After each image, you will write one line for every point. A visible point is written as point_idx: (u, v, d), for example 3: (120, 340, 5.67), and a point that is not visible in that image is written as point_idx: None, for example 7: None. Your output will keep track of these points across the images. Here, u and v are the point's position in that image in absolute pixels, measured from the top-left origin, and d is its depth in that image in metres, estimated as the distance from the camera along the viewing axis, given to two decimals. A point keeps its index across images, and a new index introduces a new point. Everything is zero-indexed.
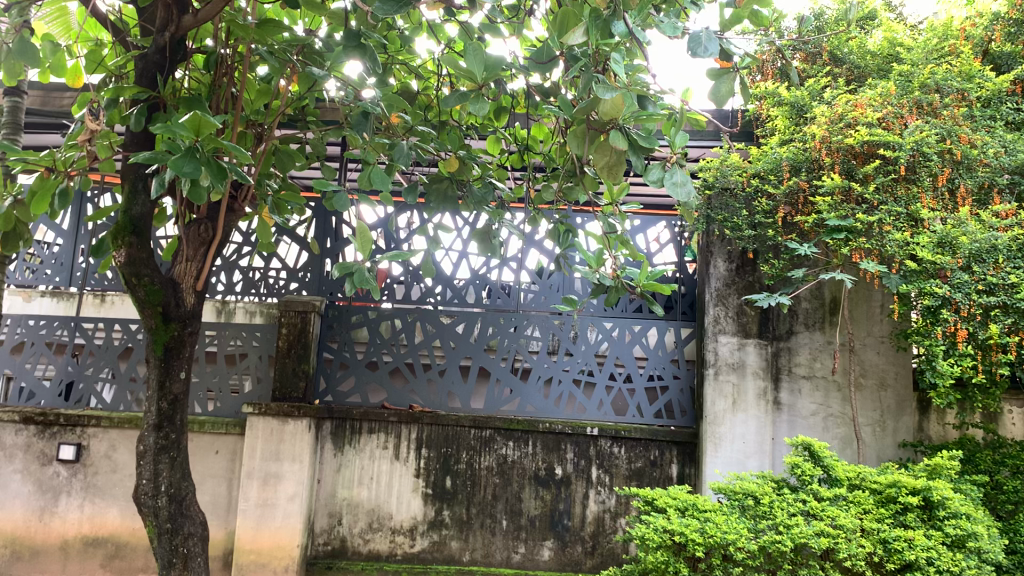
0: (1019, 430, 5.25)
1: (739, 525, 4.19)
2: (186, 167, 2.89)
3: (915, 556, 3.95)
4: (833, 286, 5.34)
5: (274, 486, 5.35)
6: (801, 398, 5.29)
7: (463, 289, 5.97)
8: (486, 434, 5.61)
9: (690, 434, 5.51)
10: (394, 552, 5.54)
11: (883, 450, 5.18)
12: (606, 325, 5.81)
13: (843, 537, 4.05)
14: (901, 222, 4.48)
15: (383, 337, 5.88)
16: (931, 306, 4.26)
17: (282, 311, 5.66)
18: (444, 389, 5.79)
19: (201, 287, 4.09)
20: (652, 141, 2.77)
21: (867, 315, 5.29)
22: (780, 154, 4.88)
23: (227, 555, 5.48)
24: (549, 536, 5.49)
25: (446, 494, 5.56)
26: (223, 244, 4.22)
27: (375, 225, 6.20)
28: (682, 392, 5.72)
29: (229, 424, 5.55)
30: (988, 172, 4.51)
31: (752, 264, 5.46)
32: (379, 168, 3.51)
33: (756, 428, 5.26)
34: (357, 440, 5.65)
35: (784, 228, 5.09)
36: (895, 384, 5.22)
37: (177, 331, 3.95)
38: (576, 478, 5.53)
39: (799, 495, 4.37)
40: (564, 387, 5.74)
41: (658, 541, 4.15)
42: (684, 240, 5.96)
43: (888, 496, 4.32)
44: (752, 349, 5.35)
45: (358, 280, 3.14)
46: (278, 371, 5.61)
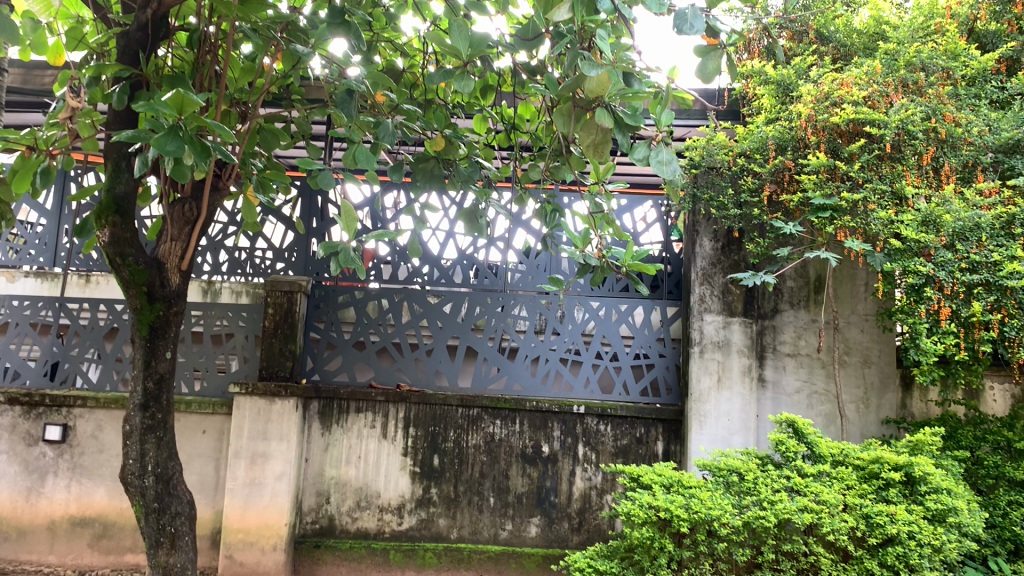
0: (1000, 407, 5.32)
1: (724, 501, 4.24)
2: (169, 146, 2.89)
3: (896, 530, 4.02)
4: (818, 265, 5.36)
5: (262, 465, 5.36)
6: (785, 374, 5.33)
7: (450, 269, 5.97)
8: (473, 412, 5.63)
9: (675, 411, 5.55)
10: (382, 530, 5.57)
11: (867, 427, 5.24)
12: (593, 304, 5.80)
13: (827, 512, 4.10)
14: (886, 200, 4.50)
15: (370, 316, 5.87)
16: (915, 284, 4.31)
17: (268, 291, 5.63)
18: (431, 367, 5.80)
19: (186, 266, 4.07)
20: (638, 118, 2.78)
21: (851, 294, 5.34)
22: (766, 133, 4.88)
23: (215, 534, 5.50)
24: (536, 513, 5.53)
25: (433, 473, 5.59)
26: (207, 223, 4.19)
27: (362, 205, 6.17)
28: (668, 369, 5.75)
29: (216, 404, 5.54)
30: (972, 151, 4.52)
31: (738, 244, 5.45)
32: (364, 147, 3.52)
33: (741, 405, 5.27)
34: (344, 419, 5.65)
35: (770, 207, 5.12)
36: (878, 361, 5.27)
37: (163, 310, 3.94)
38: (563, 456, 5.57)
39: (783, 471, 4.43)
40: (551, 365, 5.75)
41: (644, 517, 4.23)
42: (671, 220, 5.96)
43: (871, 471, 4.37)
44: (737, 328, 5.34)
45: (343, 260, 3.31)
46: (265, 350, 5.60)
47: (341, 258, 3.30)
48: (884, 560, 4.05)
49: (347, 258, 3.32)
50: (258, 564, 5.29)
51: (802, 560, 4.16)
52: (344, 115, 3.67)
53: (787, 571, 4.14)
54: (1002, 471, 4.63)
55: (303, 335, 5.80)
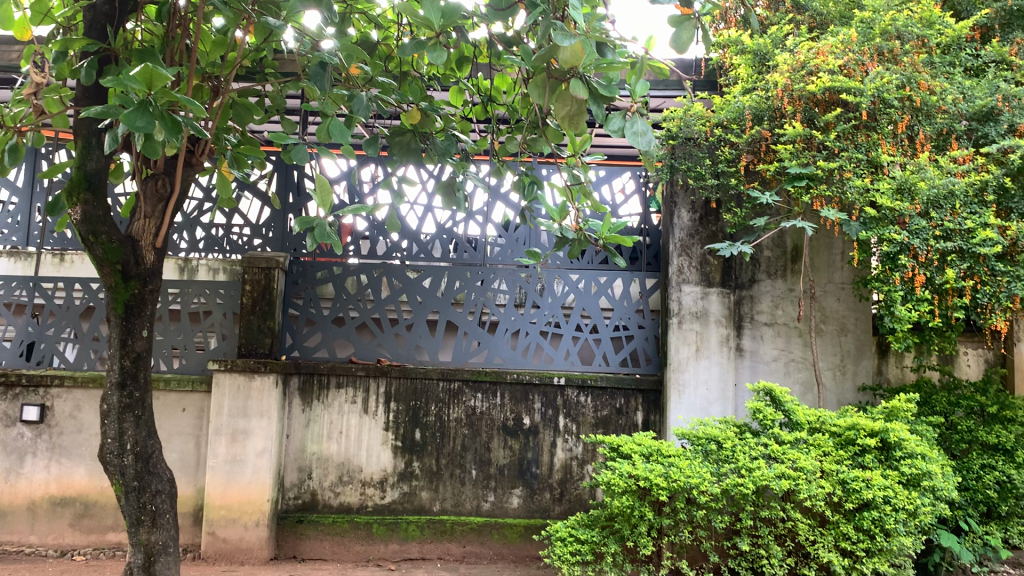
0: (975, 371, 5.40)
1: (703, 470, 4.29)
2: (139, 122, 2.88)
3: (872, 496, 4.12)
4: (795, 234, 5.39)
5: (243, 441, 5.35)
6: (763, 343, 5.36)
7: (429, 244, 5.94)
8: (454, 386, 5.64)
9: (655, 382, 5.59)
10: (365, 504, 5.58)
11: (843, 394, 5.30)
12: (572, 277, 5.82)
13: (804, 478, 4.17)
14: (862, 168, 4.52)
15: (349, 292, 5.85)
16: (890, 253, 4.33)
17: (245, 268, 5.59)
18: (412, 342, 5.80)
19: (160, 244, 4.02)
20: (613, 90, 2.76)
21: (828, 263, 5.37)
22: (742, 103, 4.87)
23: (197, 511, 5.49)
24: (518, 484, 5.57)
25: (415, 446, 5.60)
26: (181, 199, 4.14)
27: (338, 179, 6.11)
28: (647, 340, 5.78)
29: (195, 382, 5.52)
30: (946, 118, 4.58)
31: (715, 214, 5.46)
32: (337, 120, 3.47)
33: (719, 374, 5.31)
34: (325, 394, 5.64)
35: (747, 176, 5.13)
36: (855, 329, 5.33)
37: (137, 289, 3.89)
38: (544, 427, 5.60)
39: (761, 439, 4.46)
40: (531, 338, 5.77)
41: (624, 486, 4.26)
42: (649, 190, 5.95)
43: (847, 438, 4.42)
44: (715, 298, 5.37)
45: (319, 235, 3.30)
46: (243, 328, 5.58)
47: (317, 233, 3.29)
48: (861, 525, 4.16)
49: (323, 232, 3.32)
50: (241, 540, 5.30)
51: (780, 526, 4.27)
52: (317, 87, 3.67)
53: (766, 536, 4.25)
54: (976, 435, 4.70)
55: (281, 311, 5.77)
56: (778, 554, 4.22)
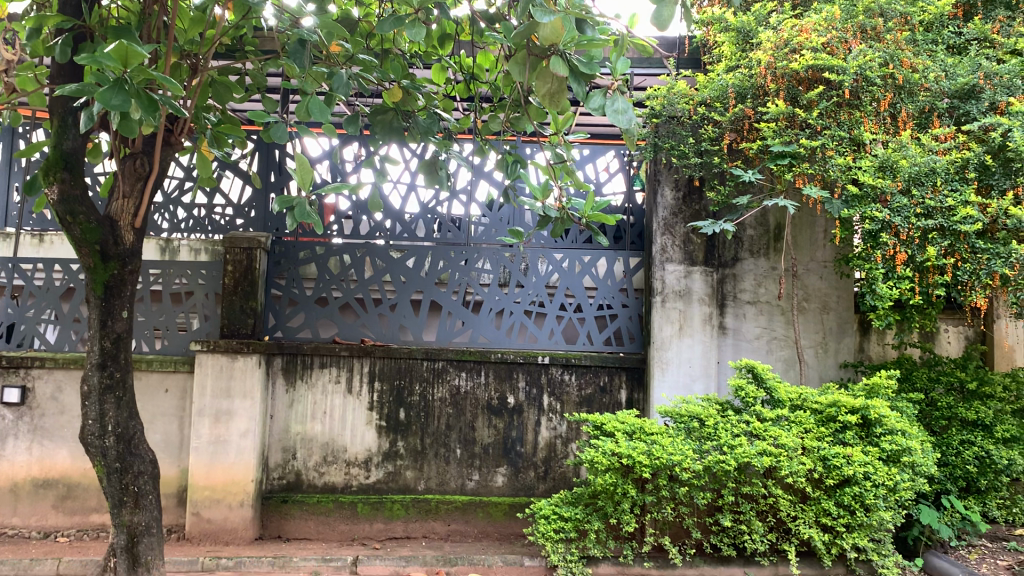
0: (954, 348, 5.45)
1: (686, 447, 4.32)
2: (115, 100, 2.84)
3: (853, 472, 4.17)
4: (778, 213, 5.40)
5: (226, 422, 5.34)
6: (745, 322, 5.38)
7: (413, 223, 5.92)
8: (438, 365, 5.64)
9: (638, 360, 5.61)
10: (349, 483, 5.58)
11: (825, 371, 5.34)
12: (556, 256, 5.81)
13: (785, 455, 4.21)
14: (844, 146, 4.53)
15: (332, 272, 5.82)
16: (872, 230, 4.36)
17: (227, 248, 5.55)
18: (396, 322, 5.79)
19: (139, 224, 3.98)
20: (593, 67, 2.74)
21: (811, 241, 5.39)
22: (726, 81, 4.86)
23: (181, 492, 5.48)
24: (503, 463, 5.59)
25: (399, 426, 5.60)
26: (160, 178, 4.10)
27: (320, 158, 6.07)
28: (631, 319, 5.79)
29: (178, 363, 5.47)
30: (929, 96, 4.57)
31: (699, 192, 5.45)
32: (317, 98, 3.44)
33: (702, 352, 5.33)
34: (309, 375, 5.62)
35: (730, 155, 5.13)
36: (837, 307, 5.35)
37: (117, 270, 3.86)
38: (529, 406, 5.61)
39: (743, 416, 4.48)
40: (515, 318, 5.77)
41: (607, 464, 4.28)
42: (633, 169, 5.93)
43: (828, 415, 4.44)
44: (698, 277, 5.38)
45: (299, 215, 3.27)
46: (225, 309, 5.55)
47: (297, 213, 3.27)
48: (841, 501, 4.23)
49: (304, 213, 3.29)
50: (225, 521, 5.29)
51: (761, 502, 4.32)
52: (296, 65, 3.65)
53: (747, 512, 4.31)
54: (956, 412, 4.75)
55: (263, 292, 5.74)
56: (759, 529, 4.29)
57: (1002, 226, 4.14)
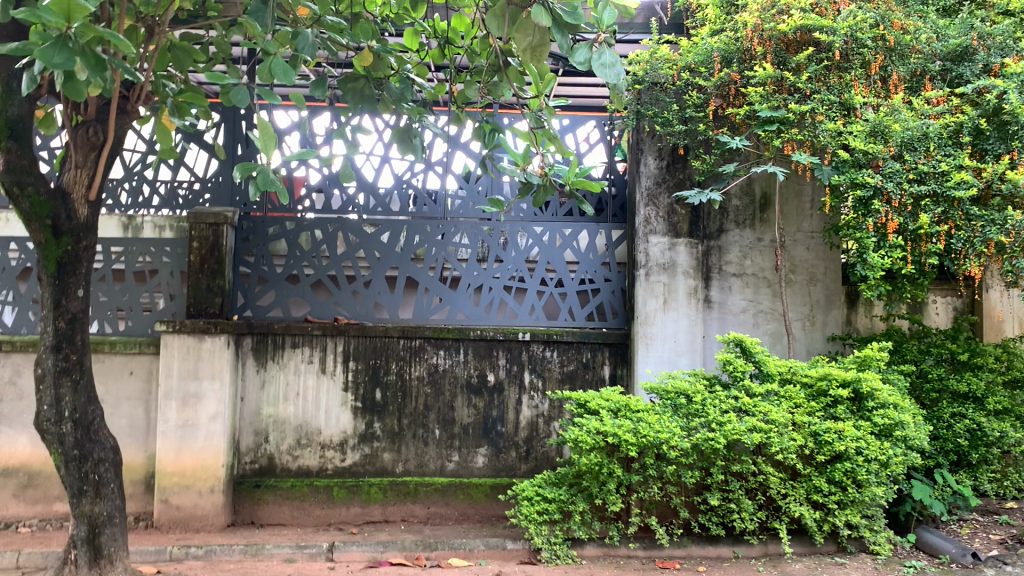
0: (943, 320, 5.33)
1: (674, 424, 4.16)
2: (57, 58, 2.60)
3: (845, 448, 4.05)
4: (764, 181, 5.23)
5: (195, 405, 5.12)
6: (731, 295, 5.22)
7: (387, 197, 5.73)
8: (415, 343, 5.45)
9: (622, 335, 5.45)
10: (325, 467, 5.40)
11: (812, 344, 5.20)
12: (536, 230, 5.63)
13: (775, 431, 4.08)
14: (835, 111, 4.36)
15: (303, 248, 5.60)
16: (863, 197, 4.21)
17: (192, 224, 5.32)
18: (370, 300, 5.58)
19: (94, 197, 3.73)
20: (578, 16, 2.54)
21: (797, 211, 5.23)
22: (710, 45, 4.67)
23: (149, 479, 5.25)
24: (483, 443, 5.43)
25: (376, 407, 5.42)
26: (116, 149, 3.86)
27: (288, 129, 5.80)
28: (614, 294, 5.62)
29: (143, 344, 5.23)
30: (920, 59, 4.41)
31: (683, 161, 5.22)
32: (279, 58, 3.21)
33: (687, 327, 5.17)
34: (280, 355, 5.41)
35: (715, 122, 4.92)
36: (824, 279, 5.21)
37: (70, 246, 3.62)
38: (509, 384, 5.44)
39: (731, 392, 4.32)
40: (495, 294, 5.58)
41: (591, 444, 4.13)
42: (613, 138, 5.75)
43: (819, 389, 4.30)
44: (683, 249, 5.19)
45: (264, 183, 3.07)
46: (191, 287, 5.31)
47: (260, 180, 3.07)
48: (833, 477, 4.12)
49: (268, 180, 3.09)
50: (196, 507, 5.09)
51: (751, 480, 4.19)
52: (258, 24, 3.40)
53: (737, 492, 4.18)
54: (947, 384, 4.63)
55: (231, 269, 5.51)
56: (749, 508, 4.17)
57: (996, 192, 4.00)
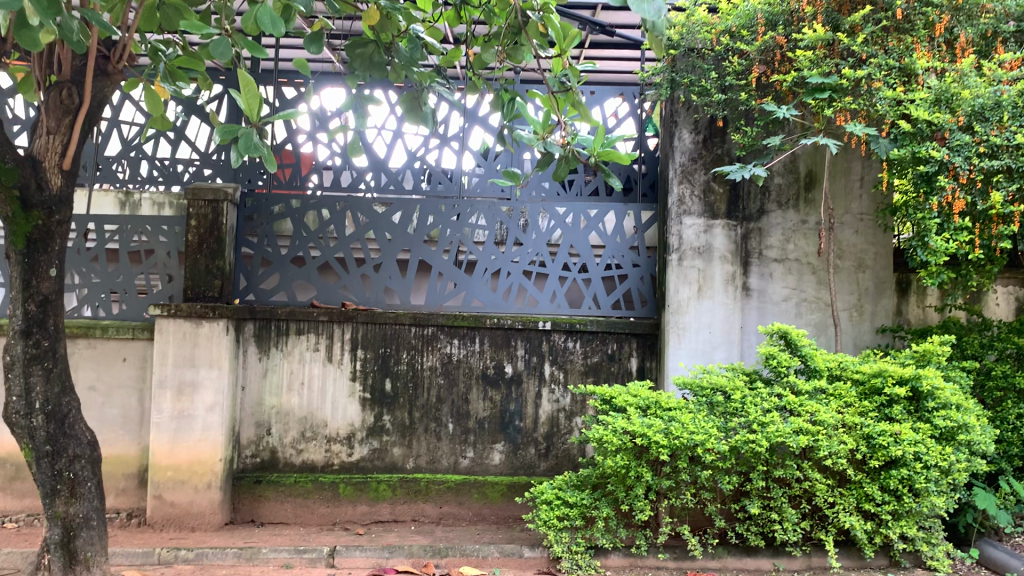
0: (1004, 311, 4.85)
1: (710, 424, 3.77)
2: None
3: (902, 453, 3.61)
4: (809, 157, 4.78)
5: (191, 395, 4.78)
6: (772, 282, 4.78)
7: (399, 175, 5.36)
8: (428, 331, 5.06)
9: (651, 325, 5.04)
10: (330, 462, 5.04)
11: (860, 336, 4.75)
12: (559, 210, 5.21)
13: (824, 434, 3.66)
14: (894, 77, 3.91)
15: (309, 228, 5.24)
16: (926, 172, 3.76)
17: (190, 201, 4.96)
18: (381, 284, 5.20)
19: (69, 166, 3.36)
20: None
21: (845, 191, 4.77)
22: (754, 6, 4.23)
23: (142, 473, 4.92)
24: (500, 439, 5.04)
25: (385, 399, 5.05)
26: (93, 114, 3.48)
27: (295, 101, 5.42)
28: (643, 280, 5.20)
29: (137, 329, 4.88)
30: (991, 19, 3.92)
31: (721, 135, 4.77)
32: (266, 6, 2.80)
33: (723, 316, 4.74)
34: (283, 342, 5.04)
35: (758, 91, 4.48)
36: (874, 265, 4.76)
37: (41, 220, 3.27)
38: (529, 376, 5.05)
39: (774, 389, 3.89)
40: (513, 279, 5.19)
41: (618, 445, 3.72)
42: (644, 112, 5.31)
43: (872, 387, 3.86)
44: (719, 231, 4.77)
45: (245, 148, 2.61)
46: (189, 269, 4.96)
47: (241, 145, 2.61)
48: (886, 485, 3.69)
49: (251, 145, 2.63)
50: (191, 505, 4.77)
51: (795, 487, 3.78)
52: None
53: (780, 500, 3.76)
54: (1013, 382, 4.15)
55: (233, 250, 5.15)
56: (792, 518, 3.76)
57: None
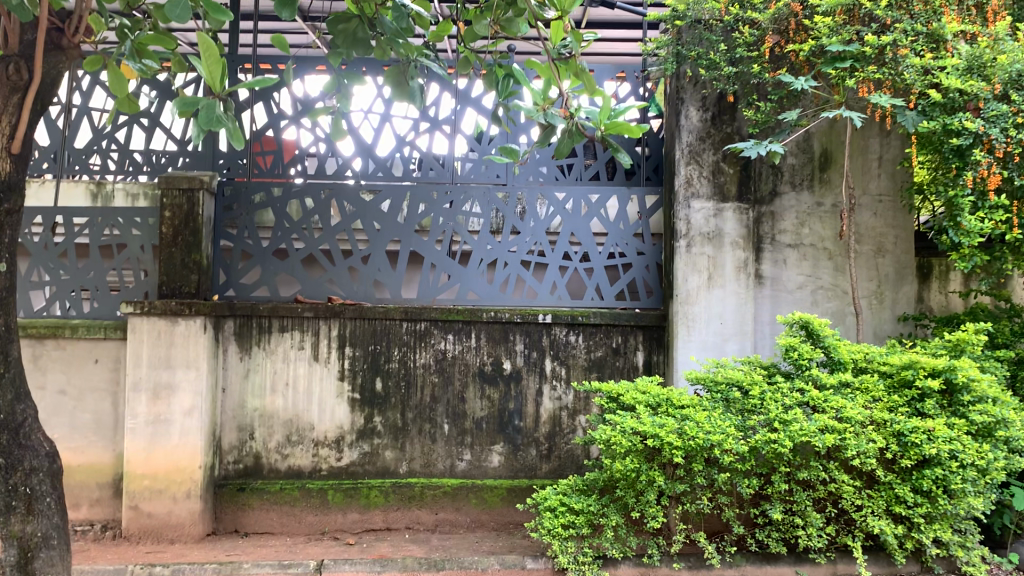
0: None
1: (727, 423, 3.47)
2: None
3: (936, 451, 3.30)
4: (823, 135, 4.48)
5: (167, 398, 4.46)
6: (786, 269, 4.48)
7: (389, 161, 5.00)
8: (420, 327, 4.75)
9: (658, 317, 4.74)
10: (318, 467, 4.74)
11: (881, 325, 4.44)
12: (558, 196, 4.91)
13: (851, 431, 3.36)
14: (921, 44, 3.60)
15: (292, 218, 4.94)
16: (959, 146, 3.48)
17: (163, 190, 4.64)
18: (369, 277, 4.89)
19: (17, 148, 3.00)
20: None
21: (862, 170, 4.48)
22: None
23: (117, 481, 4.61)
24: (499, 440, 4.74)
25: (376, 399, 4.74)
26: (48, 93, 3.16)
27: (276, 84, 5.08)
28: (648, 269, 4.91)
29: (109, 328, 4.56)
30: None
31: (731, 111, 4.47)
32: None
33: (736, 306, 4.45)
34: (266, 340, 4.73)
35: (771, 62, 4.17)
36: (894, 250, 4.46)
37: None
38: (528, 373, 4.75)
39: (795, 384, 3.60)
40: (510, 269, 4.88)
41: (627, 447, 3.43)
42: (647, 91, 4.99)
43: (902, 379, 3.58)
44: (730, 216, 4.46)
45: (206, 121, 2.29)
46: (164, 263, 4.64)
47: (201, 117, 2.28)
48: (919, 486, 3.39)
49: (213, 118, 2.31)
50: (170, 515, 4.46)
51: (819, 489, 3.49)
52: None
53: (803, 503, 3.47)
54: None
55: (211, 243, 4.84)
56: (817, 523, 3.45)
57: None
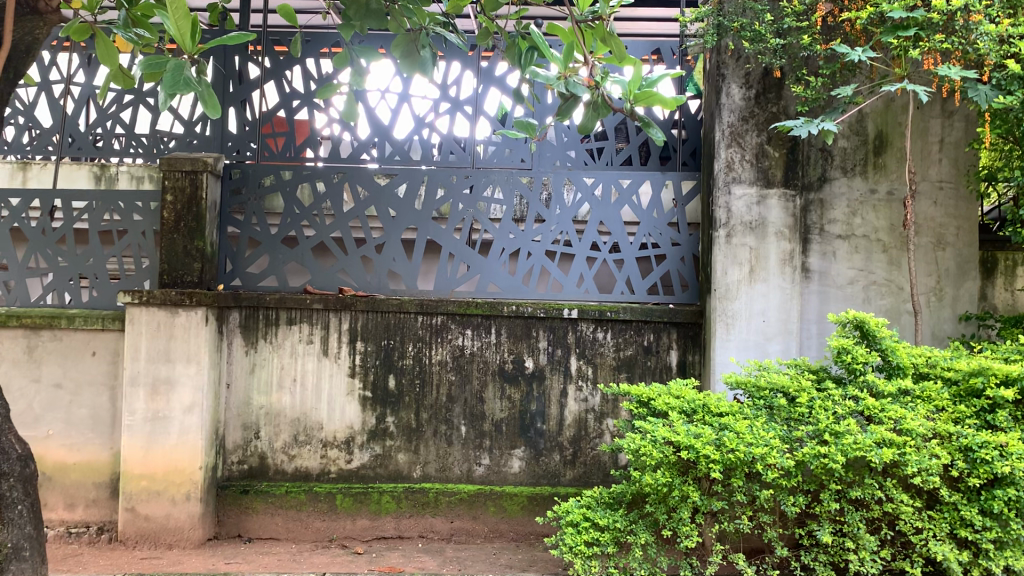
0: None
1: (772, 434, 3.11)
2: None
3: (1010, 469, 2.90)
4: (878, 116, 4.07)
5: (166, 394, 4.19)
6: (835, 262, 4.10)
7: (407, 144, 4.67)
8: (437, 321, 4.43)
9: (693, 313, 4.38)
10: (326, 470, 4.44)
11: (940, 325, 4.04)
12: (586, 181, 4.55)
13: (912, 445, 2.98)
14: (997, 9, 3.20)
15: (303, 204, 4.64)
16: None
17: (165, 172, 4.35)
18: (383, 267, 4.58)
19: None
20: None
21: (922, 154, 4.06)
22: None
23: (115, 481, 4.35)
24: (519, 445, 4.41)
25: (389, 398, 4.43)
26: (23, 60, 2.85)
27: (288, 61, 4.74)
28: (683, 261, 4.53)
29: (107, 319, 4.30)
30: None
31: (777, 89, 4.08)
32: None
33: (779, 302, 4.06)
34: (273, 333, 4.45)
35: (823, 33, 3.78)
36: (955, 242, 4.05)
37: None
38: (552, 372, 4.41)
39: (848, 391, 3.22)
40: (535, 260, 4.54)
41: (658, 459, 3.10)
42: (686, 67, 4.62)
43: (969, 388, 3.18)
44: (774, 203, 4.08)
45: (171, 84, 1.99)
46: (165, 251, 4.36)
47: (165, 79, 1.99)
48: (988, 509, 2.98)
49: (180, 81, 2.02)
50: (168, 519, 4.19)
51: (874, 509, 3.11)
52: None
53: (856, 524, 3.09)
54: None
55: (217, 229, 4.56)
56: (870, 547, 3.07)
57: None
